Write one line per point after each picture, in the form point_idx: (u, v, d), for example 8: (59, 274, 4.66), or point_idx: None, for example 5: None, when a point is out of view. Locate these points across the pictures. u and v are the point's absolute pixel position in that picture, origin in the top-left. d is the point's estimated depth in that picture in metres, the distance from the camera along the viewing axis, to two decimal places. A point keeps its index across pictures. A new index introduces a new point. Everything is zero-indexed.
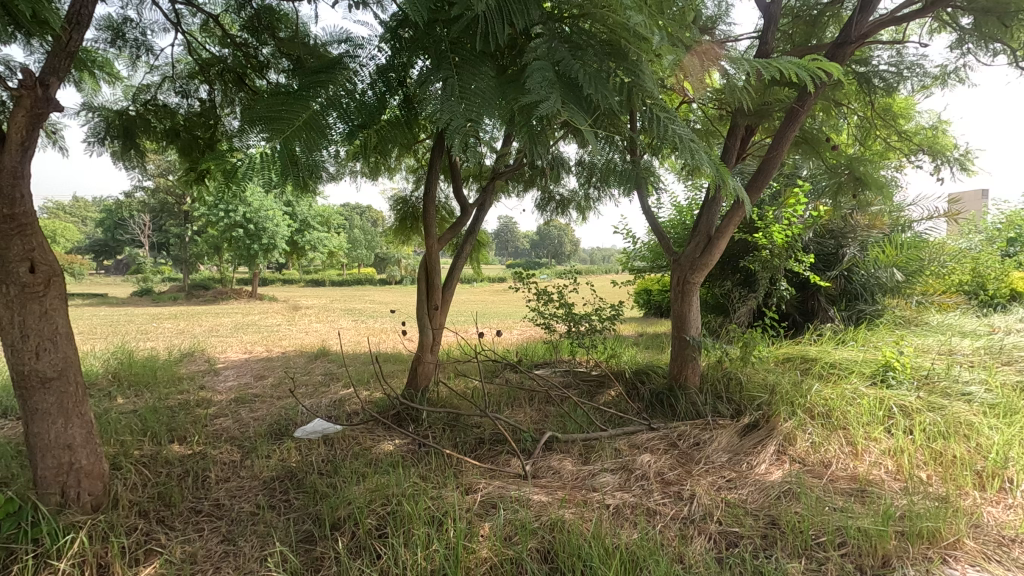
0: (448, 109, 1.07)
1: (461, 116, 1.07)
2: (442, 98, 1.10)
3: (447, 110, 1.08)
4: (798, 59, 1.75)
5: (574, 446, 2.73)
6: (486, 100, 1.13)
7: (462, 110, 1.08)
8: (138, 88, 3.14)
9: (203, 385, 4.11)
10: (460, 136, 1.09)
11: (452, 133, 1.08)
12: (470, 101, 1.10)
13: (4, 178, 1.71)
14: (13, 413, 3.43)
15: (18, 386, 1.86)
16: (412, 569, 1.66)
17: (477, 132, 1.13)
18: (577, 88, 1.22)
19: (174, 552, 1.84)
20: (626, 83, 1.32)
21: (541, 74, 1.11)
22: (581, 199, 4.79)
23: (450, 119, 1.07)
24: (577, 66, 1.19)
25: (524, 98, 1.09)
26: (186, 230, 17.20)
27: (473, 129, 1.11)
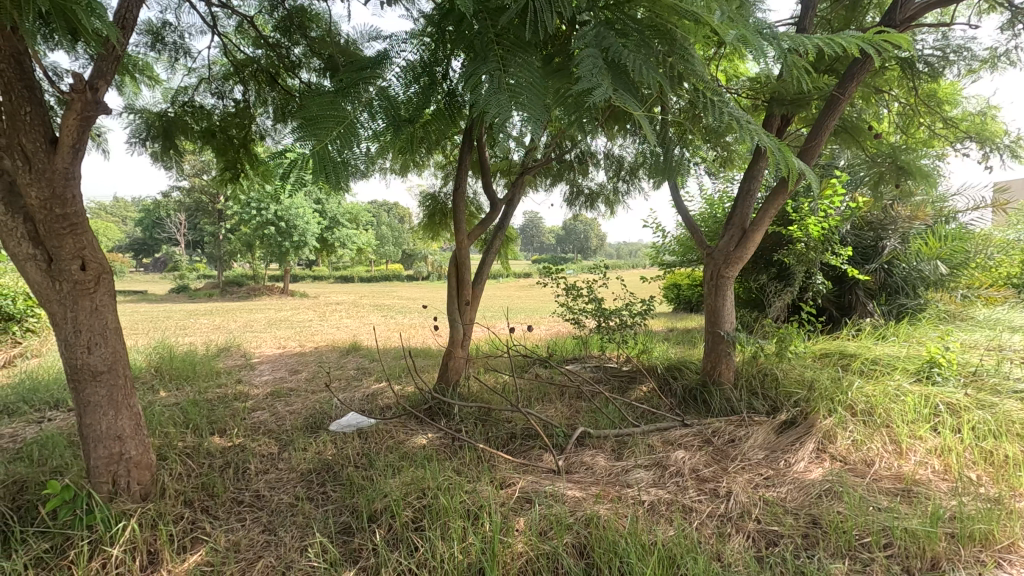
0: (495, 101, 1.06)
1: (510, 106, 1.05)
2: (489, 90, 1.08)
3: (494, 102, 1.07)
4: (863, 34, 1.62)
5: (607, 442, 2.73)
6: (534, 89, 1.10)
7: (510, 100, 1.06)
8: (176, 91, 3.23)
9: (241, 379, 4.23)
10: (508, 128, 1.08)
11: (500, 125, 1.07)
12: (519, 92, 1.09)
13: (57, 180, 1.78)
14: (65, 405, 3.58)
15: (71, 380, 1.93)
16: (449, 562, 1.68)
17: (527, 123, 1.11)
18: (627, 74, 1.18)
19: (219, 541, 1.90)
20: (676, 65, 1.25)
21: (591, 60, 1.06)
22: (610, 192, 4.73)
23: (497, 111, 1.06)
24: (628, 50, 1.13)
25: (574, 87, 1.04)
26: (221, 229, 17.69)
27: (522, 120, 1.09)
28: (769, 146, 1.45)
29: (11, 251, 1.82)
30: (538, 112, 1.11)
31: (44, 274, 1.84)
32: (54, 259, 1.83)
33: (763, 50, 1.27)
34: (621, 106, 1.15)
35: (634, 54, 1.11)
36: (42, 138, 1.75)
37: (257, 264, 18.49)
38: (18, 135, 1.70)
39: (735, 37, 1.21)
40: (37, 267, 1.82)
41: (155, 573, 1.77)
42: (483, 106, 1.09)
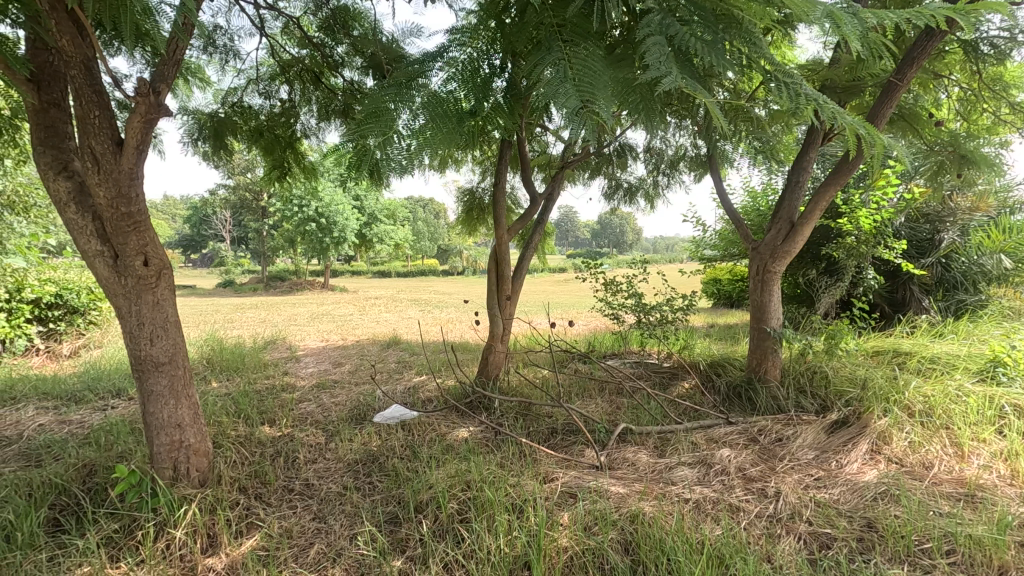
0: (563, 91, 0.97)
1: (579, 95, 0.96)
2: (556, 80, 0.99)
3: (562, 91, 0.97)
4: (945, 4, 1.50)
5: (649, 439, 2.70)
6: (602, 78, 1.01)
7: (578, 90, 0.97)
8: (227, 92, 3.36)
9: (287, 370, 4.36)
10: (581, 120, 0.98)
11: (573, 116, 0.97)
12: (587, 81, 0.99)
13: (123, 178, 1.87)
14: (126, 393, 3.77)
15: (135, 369, 2.03)
16: (496, 555, 1.69)
17: (598, 115, 1.01)
18: (697, 58, 1.09)
19: (273, 527, 1.97)
20: (745, 51, 1.16)
21: (658, 49, 0.98)
22: (650, 186, 4.65)
23: (566, 101, 0.96)
24: (697, 35, 1.05)
25: (645, 75, 0.96)
26: (264, 226, 18.27)
27: (592, 111, 0.99)
28: (852, 126, 1.33)
29: (81, 247, 1.92)
30: (607, 104, 1.01)
31: (112, 270, 1.94)
32: (120, 255, 1.92)
33: (846, 28, 1.16)
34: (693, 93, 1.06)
35: (704, 38, 1.03)
36: (110, 140, 1.84)
37: (298, 259, 19.01)
38: (87, 137, 1.79)
39: (818, 12, 1.10)
40: (105, 263, 1.93)
41: (214, 555, 1.85)
42: (550, 96, 0.99)
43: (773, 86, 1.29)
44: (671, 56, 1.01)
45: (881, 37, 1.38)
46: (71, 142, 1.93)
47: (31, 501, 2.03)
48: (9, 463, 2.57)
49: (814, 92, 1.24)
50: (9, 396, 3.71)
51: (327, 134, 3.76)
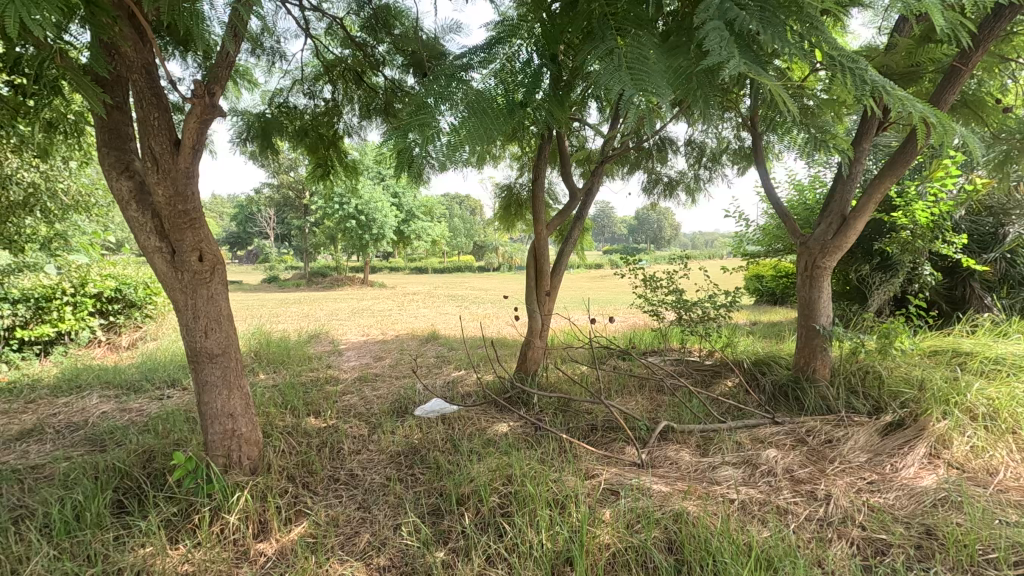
0: (617, 80, 0.95)
1: (633, 84, 0.93)
2: (609, 69, 0.97)
3: (616, 80, 0.95)
4: None
5: (691, 437, 2.65)
6: (657, 66, 0.98)
7: (632, 78, 0.94)
8: (273, 93, 3.47)
9: (330, 364, 4.48)
10: (635, 109, 0.96)
11: (626, 105, 0.95)
12: (641, 69, 0.97)
13: (180, 178, 1.95)
14: (180, 383, 3.95)
15: (191, 360, 2.13)
16: (538, 549, 1.70)
17: (652, 104, 0.98)
18: (756, 43, 1.04)
19: (320, 515, 2.02)
20: (808, 35, 1.11)
21: (717, 34, 0.95)
22: (691, 179, 4.54)
23: (621, 89, 0.94)
24: (757, 17, 1.01)
25: (703, 60, 0.93)
26: (306, 223, 18.77)
27: (647, 100, 0.96)
28: (924, 113, 1.25)
29: (142, 243, 2.02)
30: (663, 93, 0.99)
31: (170, 265, 2.03)
32: (177, 251, 2.01)
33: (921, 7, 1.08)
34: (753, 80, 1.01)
35: (764, 21, 0.99)
36: (168, 141, 1.91)
37: (338, 255, 19.46)
38: (148, 138, 1.87)
39: None
40: (163, 259, 2.02)
41: (266, 540, 1.92)
42: (605, 85, 0.97)
43: (838, 72, 1.23)
44: (731, 41, 0.97)
45: (957, 16, 1.29)
46: (131, 142, 2.01)
47: (98, 484, 2.15)
48: (77, 447, 2.73)
49: (881, 77, 1.17)
50: (75, 384, 3.93)
51: (368, 132, 3.83)
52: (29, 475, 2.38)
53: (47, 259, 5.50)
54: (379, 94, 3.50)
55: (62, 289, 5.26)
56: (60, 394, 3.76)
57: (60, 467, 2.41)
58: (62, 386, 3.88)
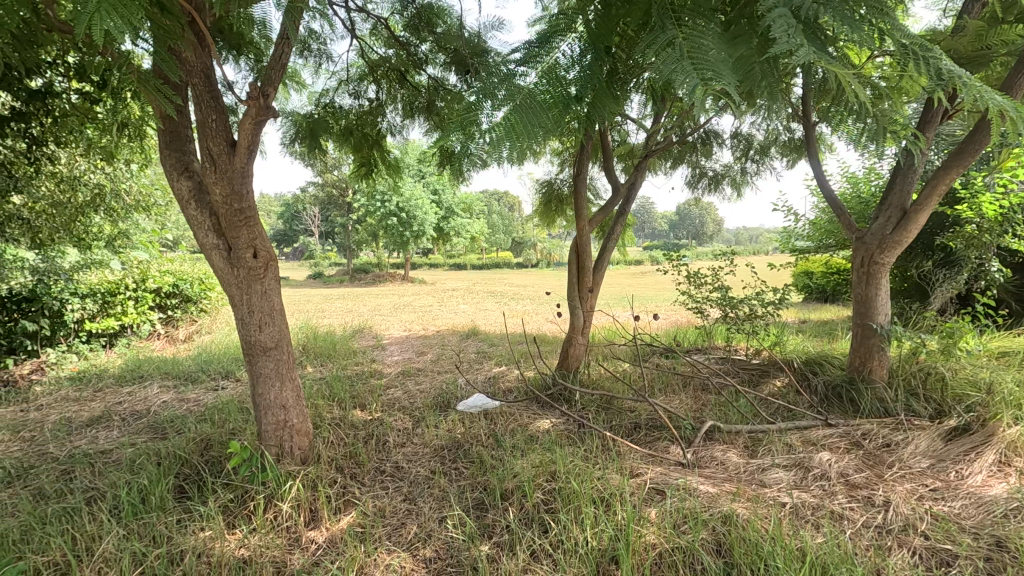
0: (680, 69, 0.90)
1: (698, 73, 0.89)
2: (672, 58, 0.93)
3: (679, 70, 0.91)
4: None
5: (739, 438, 2.59)
6: (721, 54, 0.93)
7: (696, 66, 0.90)
8: (319, 93, 3.56)
9: (374, 358, 4.59)
10: (699, 100, 0.91)
11: (690, 96, 0.90)
12: (705, 58, 0.92)
13: (236, 177, 2.02)
14: (234, 374, 4.12)
15: (247, 353, 2.21)
16: (584, 547, 1.69)
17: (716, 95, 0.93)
18: (823, 30, 0.99)
19: (367, 506, 2.07)
20: (877, 21, 1.05)
21: (785, 22, 0.90)
22: (737, 173, 4.42)
23: (684, 80, 0.90)
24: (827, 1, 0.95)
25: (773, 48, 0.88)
26: (349, 221, 19.22)
27: (711, 90, 0.92)
28: (1004, 103, 1.17)
29: (201, 241, 2.12)
30: (727, 83, 0.94)
31: (226, 261, 2.11)
32: (233, 248, 2.09)
33: None
34: (821, 68, 0.96)
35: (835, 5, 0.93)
36: (225, 142, 1.99)
37: (380, 252, 19.84)
38: (207, 140, 1.95)
39: None
40: (220, 255, 2.11)
41: (316, 528, 1.98)
42: (665, 76, 0.93)
43: (911, 61, 1.15)
44: (798, 28, 0.93)
45: None
46: (190, 143, 2.11)
47: (161, 469, 2.27)
48: (141, 434, 2.88)
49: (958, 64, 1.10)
50: (138, 374, 4.16)
51: (410, 131, 3.88)
52: (99, 459, 2.53)
53: (112, 256, 5.83)
54: (422, 92, 3.53)
55: (125, 285, 5.56)
56: (124, 383, 3.98)
57: (126, 453, 2.55)
58: (126, 376, 4.10)
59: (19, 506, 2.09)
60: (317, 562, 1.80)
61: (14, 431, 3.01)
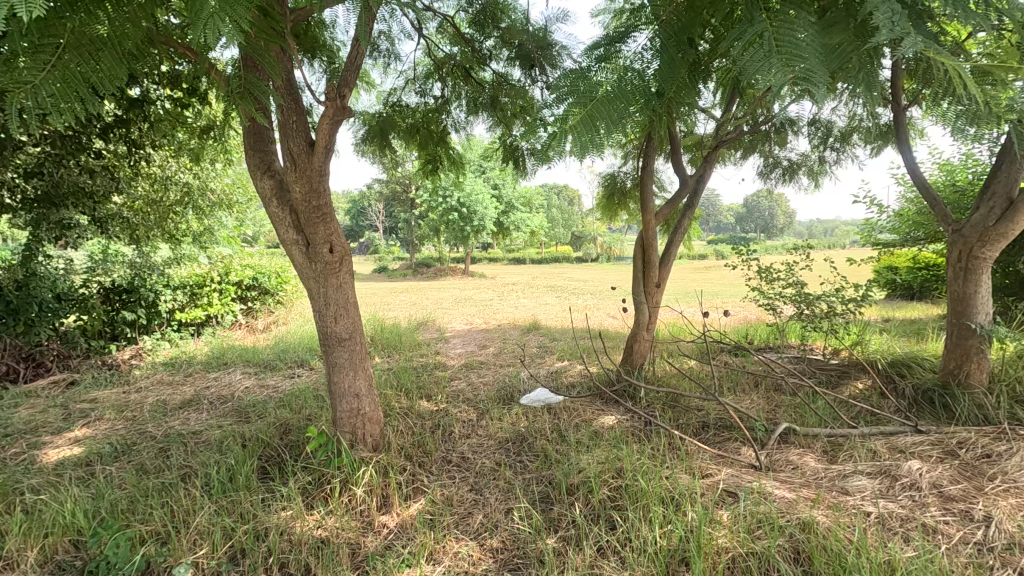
0: (767, 64, 0.86)
1: (788, 67, 0.84)
2: (758, 53, 0.88)
3: (765, 67, 0.86)
4: None
5: (816, 442, 2.46)
6: (814, 45, 0.87)
7: (786, 60, 0.85)
8: (388, 92, 3.68)
9: (439, 350, 4.70)
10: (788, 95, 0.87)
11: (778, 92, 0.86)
12: (797, 51, 0.87)
13: (314, 176, 2.12)
14: (308, 363, 4.33)
15: (324, 343, 2.33)
16: (652, 546, 1.67)
17: (807, 90, 0.88)
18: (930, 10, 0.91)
19: (435, 494, 2.13)
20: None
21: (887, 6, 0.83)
22: (815, 162, 4.18)
23: (771, 76, 0.86)
24: None
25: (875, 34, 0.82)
26: (412, 216, 19.70)
27: (803, 85, 0.87)
28: None
29: (283, 236, 2.24)
30: (821, 77, 0.88)
31: (305, 256, 2.22)
32: (311, 243, 2.19)
33: None
34: (927, 55, 0.88)
35: None
36: (305, 142, 2.09)
37: (441, 247, 20.21)
38: (289, 140, 2.05)
39: None
40: (300, 250, 2.22)
41: (388, 513, 2.06)
42: (751, 74, 0.89)
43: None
44: (903, 15, 0.87)
45: None
46: (272, 144, 2.22)
47: (245, 451, 2.43)
48: (227, 417, 3.09)
49: None
50: (223, 361, 4.46)
51: (473, 127, 3.91)
52: (191, 439, 2.74)
53: (199, 251, 6.26)
54: (485, 89, 3.55)
55: (211, 278, 5.96)
56: (211, 369, 4.29)
57: (215, 434, 2.74)
58: (212, 363, 4.40)
59: (124, 479, 2.29)
60: (389, 546, 1.86)
61: (118, 410, 3.31)
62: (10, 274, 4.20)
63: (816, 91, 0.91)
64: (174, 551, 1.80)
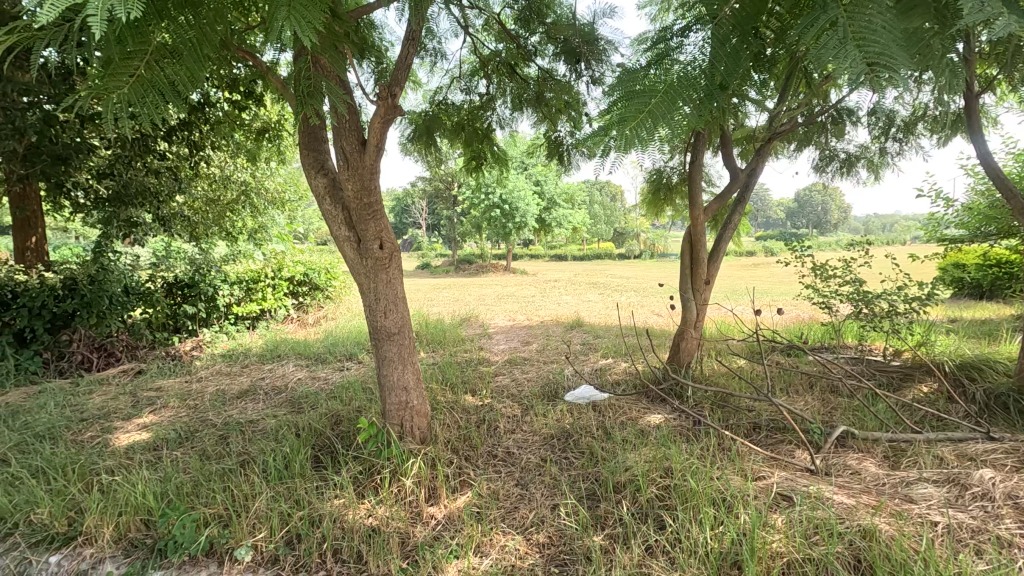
0: (842, 54, 0.82)
1: (867, 55, 0.80)
2: (833, 42, 0.84)
3: (841, 57, 0.82)
4: None
5: (877, 447, 2.35)
6: (894, 31, 0.83)
7: (865, 49, 0.81)
8: (434, 91, 3.73)
9: (483, 346, 4.74)
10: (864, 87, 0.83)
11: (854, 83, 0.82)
12: (877, 36, 0.82)
13: (366, 174, 2.17)
14: (356, 357, 4.45)
15: (374, 337, 2.39)
16: (702, 547, 1.64)
17: (887, 79, 0.84)
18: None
19: (482, 488, 2.15)
20: None
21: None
22: (875, 154, 3.99)
23: (848, 67, 0.82)
24: None
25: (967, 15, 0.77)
26: (455, 213, 19.88)
27: (883, 73, 0.82)
28: None
29: (335, 233, 2.30)
30: (902, 66, 0.84)
31: (357, 252, 2.28)
32: (362, 240, 2.25)
33: None
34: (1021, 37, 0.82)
35: None
36: (357, 141, 2.14)
37: (483, 244, 20.31)
38: (342, 140, 2.12)
39: None
40: (351, 247, 2.28)
41: (436, 505, 2.10)
42: (824, 64, 0.85)
43: None
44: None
45: None
46: (326, 145, 2.30)
47: (300, 440, 2.51)
48: (281, 407, 3.22)
49: None
50: (277, 353, 4.64)
51: (518, 123, 3.92)
52: (248, 428, 2.86)
53: (254, 248, 6.53)
54: (530, 84, 3.52)
55: (265, 273, 6.15)
56: (266, 361, 4.47)
57: (270, 424, 2.86)
58: (267, 355, 4.58)
59: (188, 463, 2.42)
60: (437, 537, 1.90)
61: (181, 399, 3.49)
62: (85, 272, 4.45)
63: (896, 79, 0.86)
64: (234, 533, 1.90)
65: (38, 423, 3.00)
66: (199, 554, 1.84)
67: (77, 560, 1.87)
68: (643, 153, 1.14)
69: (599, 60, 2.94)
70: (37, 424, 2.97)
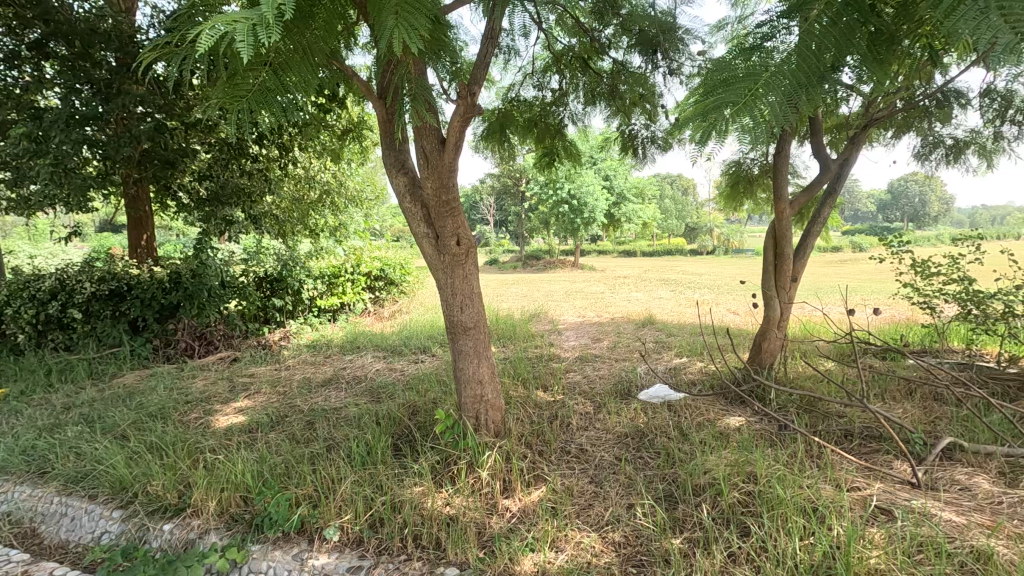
0: (982, 28, 0.75)
1: (1012, 26, 0.72)
2: (973, 13, 0.77)
3: (981, 30, 0.75)
4: None
5: (989, 461, 2.15)
6: None
7: (1008, 21, 0.73)
8: (506, 88, 3.75)
9: (553, 342, 4.74)
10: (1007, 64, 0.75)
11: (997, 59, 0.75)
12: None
13: (444, 172, 2.22)
14: (430, 350, 4.58)
15: (451, 331, 2.46)
16: (789, 557, 1.57)
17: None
18: None
19: (556, 483, 2.15)
20: None
21: None
22: (988, 138, 3.61)
23: (988, 40, 0.74)
24: None
25: None
26: (523, 209, 19.97)
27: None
28: None
29: (415, 230, 2.38)
30: None
31: (435, 248, 2.35)
32: (440, 236, 2.31)
33: None
34: None
35: None
36: (436, 140, 2.20)
37: (551, 239, 20.24)
38: (423, 139, 2.20)
39: None
40: (429, 243, 2.35)
41: (511, 497, 2.12)
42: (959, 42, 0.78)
43: None
44: None
45: None
46: (407, 144, 2.38)
47: (380, 428, 2.62)
48: (362, 396, 3.37)
49: None
50: (356, 345, 4.86)
51: (591, 118, 3.88)
52: (333, 414, 3.02)
53: (335, 244, 6.86)
54: (604, 78, 3.48)
55: (345, 268, 6.45)
56: (346, 352, 4.69)
57: (353, 411, 3.00)
58: (347, 347, 4.81)
59: (280, 446, 2.58)
60: (513, 530, 1.93)
61: (272, 385, 3.74)
62: (188, 266, 4.86)
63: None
64: (324, 514, 2.02)
65: (151, 404, 3.31)
66: (291, 531, 1.98)
67: (187, 529, 2.06)
68: (721, 142, 1.14)
69: (676, 49, 2.86)
70: (151, 405, 3.28)
